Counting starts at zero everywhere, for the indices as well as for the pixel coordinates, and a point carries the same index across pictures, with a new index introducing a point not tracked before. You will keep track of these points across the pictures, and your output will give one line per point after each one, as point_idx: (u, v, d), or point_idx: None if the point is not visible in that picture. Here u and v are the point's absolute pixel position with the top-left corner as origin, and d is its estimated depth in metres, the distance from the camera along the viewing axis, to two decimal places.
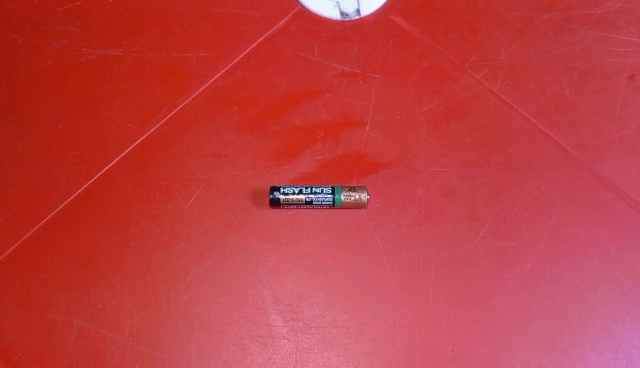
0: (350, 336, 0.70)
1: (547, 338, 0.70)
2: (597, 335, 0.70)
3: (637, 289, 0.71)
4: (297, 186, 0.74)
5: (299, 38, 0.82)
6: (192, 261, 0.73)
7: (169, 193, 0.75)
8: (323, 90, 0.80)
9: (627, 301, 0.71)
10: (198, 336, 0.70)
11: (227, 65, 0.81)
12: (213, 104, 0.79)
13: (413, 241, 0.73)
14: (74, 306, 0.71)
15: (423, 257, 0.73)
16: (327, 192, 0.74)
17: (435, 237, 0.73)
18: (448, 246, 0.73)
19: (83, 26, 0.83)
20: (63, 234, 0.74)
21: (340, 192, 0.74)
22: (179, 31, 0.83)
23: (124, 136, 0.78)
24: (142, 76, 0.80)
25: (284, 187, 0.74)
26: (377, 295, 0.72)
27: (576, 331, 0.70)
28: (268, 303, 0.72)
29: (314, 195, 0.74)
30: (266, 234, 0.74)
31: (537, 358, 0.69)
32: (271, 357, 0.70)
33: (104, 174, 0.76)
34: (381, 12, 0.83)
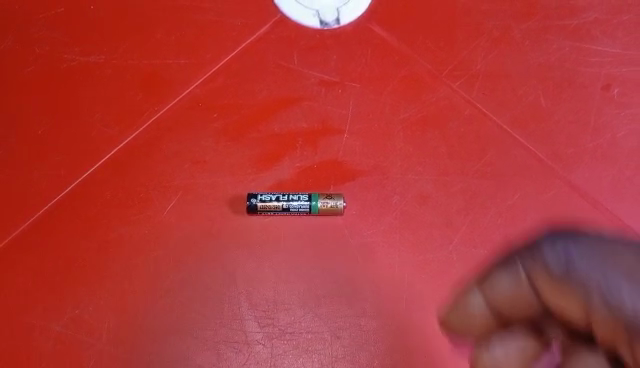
0: (325, 342, 0.71)
1: None
2: None
3: None
4: (274, 193, 0.76)
5: (279, 46, 0.83)
6: (169, 266, 0.74)
7: (148, 199, 0.76)
8: (302, 97, 0.80)
9: None
10: (174, 342, 0.71)
11: (207, 72, 0.82)
12: (193, 110, 0.80)
13: (388, 247, 0.74)
14: (52, 311, 0.72)
15: (398, 263, 0.74)
16: (305, 199, 0.75)
17: (409, 244, 0.74)
18: (423, 253, 0.74)
19: (66, 32, 0.84)
20: (42, 240, 0.74)
21: (317, 198, 0.75)
22: (161, 38, 0.83)
23: (105, 142, 0.78)
24: (123, 83, 0.81)
25: (262, 194, 0.76)
26: (351, 302, 0.73)
27: None
28: (244, 308, 0.73)
29: (292, 201, 0.75)
30: (243, 240, 0.75)
31: None
32: (246, 362, 0.71)
33: (84, 181, 0.77)
34: (360, 21, 0.84)
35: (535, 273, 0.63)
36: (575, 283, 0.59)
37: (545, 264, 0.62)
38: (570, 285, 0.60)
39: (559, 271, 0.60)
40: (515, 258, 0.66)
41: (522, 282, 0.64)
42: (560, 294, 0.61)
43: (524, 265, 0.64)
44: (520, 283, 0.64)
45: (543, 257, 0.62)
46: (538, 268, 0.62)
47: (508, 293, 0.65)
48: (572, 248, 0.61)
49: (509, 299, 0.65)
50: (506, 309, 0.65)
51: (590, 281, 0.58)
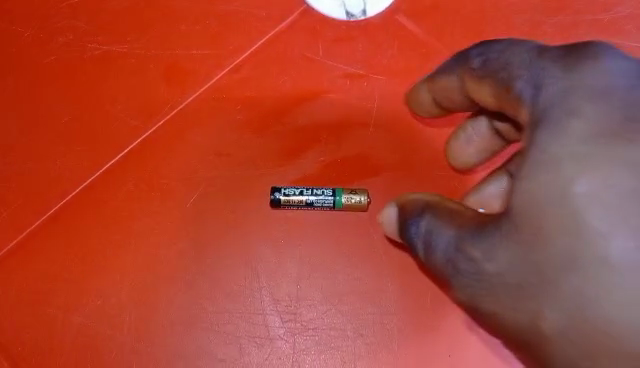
0: (347, 339, 0.72)
1: None
2: None
3: None
4: (298, 187, 0.74)
5: (304, 36, 0.81)
6: (192, 259, 0.74)
7: (170, 192, 0.76)
8: (327, 90, 0.79)
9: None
10: (197, 335, 0.72)
11: (231, 63, 0.80)
12: (216, 102, 0.79)
13: None
14: (74, 302, 0.73)
15: None
16: (330, 194, 0.74)
17: None
18: None
19: (89, 20, 0.82)
20: (66, 232, 0.75)
21: (341, 194, 0.74)
22: (184, 27, 0.82)
23: (127, 133, 0.77)
24: (145, 72, 0.80)
25: (286, 187, 0.74)
26: (374, 300, 0.73)
27: None
28: (267, 303, 0.73)
29: (317, 195, 0.74)
30: (265, 234, 0.74)
31: None
32: (269, 357, 0.72)
33: (107, 172, 0.76)
34: (387, 13, 0.82)
35: (458, 71, 0.66)
36: (498, 71, 0.60)
37: (475, 59, 0.63)
38: (480, 72, 0.62)
39: (501, 66, 0.59)
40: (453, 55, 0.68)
41: (450, 81, 0.67)
42: (468, 83, 0.64)
43: (458, 58, 0.66)
44: (451, 77, 0.67)
45: (473, 53, 0.64)
46: (474, 56, 0.64)
47: (447, 85, 0.68)
48: (501, 44, 0.62)
49: (445, 90, 0.69)
50: (448, 104, 0.71)
51: (500, 71, 0.59)
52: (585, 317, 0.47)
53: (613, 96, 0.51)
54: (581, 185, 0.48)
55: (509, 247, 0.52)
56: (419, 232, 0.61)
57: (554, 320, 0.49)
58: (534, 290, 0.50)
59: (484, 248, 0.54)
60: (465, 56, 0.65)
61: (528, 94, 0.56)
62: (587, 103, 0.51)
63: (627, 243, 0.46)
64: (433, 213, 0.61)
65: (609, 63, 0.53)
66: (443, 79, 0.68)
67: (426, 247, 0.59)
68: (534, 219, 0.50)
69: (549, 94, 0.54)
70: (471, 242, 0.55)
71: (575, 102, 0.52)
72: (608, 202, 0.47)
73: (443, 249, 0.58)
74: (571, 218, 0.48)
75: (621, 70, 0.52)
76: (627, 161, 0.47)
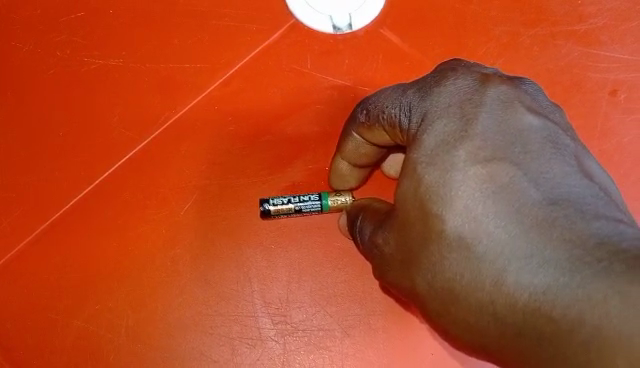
0: (335, 339, 0.75)
1: (572, 222, 0.49)
2: (529, 218, 0.51)
3: (540, 223, 0.50)
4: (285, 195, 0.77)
5: (292, 49, 0.84)
6: (186, 264, 0.77)
7: (164, 200, 0.79)
8: (314, 102, 0.83)
9: (497, 226, 0.52)
10: (192, 338, 0.76)
11: (222, 76, 0.83)
12: (208, 114, 0.82)
13: None
14: (73, 308, 0.77)
15: None
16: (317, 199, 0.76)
17: None
18: None
19: (86, 35, 0.85)
20: (67, 241, 0.78)
21: (327, 197, 0.76)
22: (177, 42, 0.84)
23: (122, 144, 0.81)
24: (139, 86, 0.83)
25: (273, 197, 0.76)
26: (361, 302, 0.76)
27: (559, 222, 0.50)
28: (258, 306, 0.76)
29: (305, 202, 0.76)
30: (257, 240, 0.78)
31: (564, 256, 0.48)
32: (260, 358, 0.75)
33: (106, 183, 0.79)
34: (372, 26, 0.85)
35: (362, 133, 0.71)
36: (379, 114, 0.67)
37: (366, 117, 0.70)
38: (371, 119, 0.68)
39: (384, 106, 0.66)
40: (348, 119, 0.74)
41: (360, 144, 0.73)
42: (372, 135, 0.70)
43: (353, 117, 0.72)
44: (358, 138, 0.72)
45: (362, 111, 0.70)
46: (363, 114, 0.70)
47: (357, 146, 0.73)
48: (387, 90, 0.68)
49: (358, 150, 0.73)
50: (368, 160, 0.75)
51: (381, 114, 0.66)
52: (437, 280, 0.55)
53: (454, 109, 0.57)
54: (429, 176, 0.55)
55: (393, 232, 0.59)
56: (355, 236, 0.69)
57: (422, 284, 0.56)
58: (412, 265, 0.57)
59: (386, 230, 0.61)
60: (357, 114, 0.71)
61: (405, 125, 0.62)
62: (434, 118, 0.58)
63: (460, 225, 0.53)
64: (365, 211, 0.69)
65: (454, 82, 0.59)
66: (351, 144, 0.73)
67: (359, 245, 0.68)
68: (401, 214, 0.57)
69: (415, 119, 0.60)
70: (378, 232, 0.62)
71: (428, 119, 0.58)
72: (441, 194, 0.54)
73: (367, 240, 0.65)
74: (419, 211, 0.55)
75: (465, 86, 0.59)
76: (455, 160, 0.54)
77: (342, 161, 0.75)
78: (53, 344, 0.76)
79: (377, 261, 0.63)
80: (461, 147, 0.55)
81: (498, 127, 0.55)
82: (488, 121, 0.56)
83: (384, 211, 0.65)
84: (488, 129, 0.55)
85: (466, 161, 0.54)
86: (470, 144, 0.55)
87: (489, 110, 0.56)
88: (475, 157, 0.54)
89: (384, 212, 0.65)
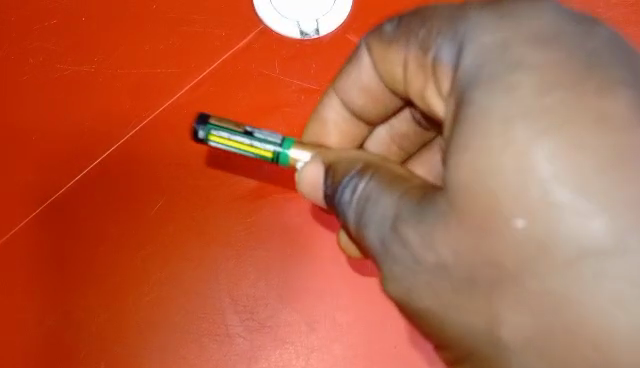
0: (301, 334, 0.79)
1: None
2: None
3: None
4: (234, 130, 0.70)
5: (261, 54, 0.87)
6: (154, 264, 0.80)
7: (134, 202, 0.81)
8: (283, 105, 0.86)
9: None
10: (161, 336, 0.78)
11: (193, 80, 0.85)
12: (179, 117, 0.84)
13: None
14: (46, 307, 0.79)
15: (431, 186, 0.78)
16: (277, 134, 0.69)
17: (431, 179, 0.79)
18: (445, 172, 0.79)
19: (59, 41, 0.86)
20: (42, 245, 0.80)
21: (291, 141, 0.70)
22: (149, 48, 0.86)
23: (94, 147, 0.83)
24: (111, 90, 0.85)
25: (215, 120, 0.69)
26: (325, 303, 0.79)
27: None
28: (227, 303, 0.79)
29: (259, 134, 0.68)
30: (225, 239, 0.80)
31: None
32: (228, 354, 0.78)
33: (79, 187, 0.81)
34: (339, 31, 0.87)
35: (381, 62, 0.66)
36: (418, 27, 0.60)
37: (394, 39, 0.63)
38: (403, 32, 0.62)
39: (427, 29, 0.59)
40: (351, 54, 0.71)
41: (366, 86, 0.70)
42: (392, 72, 0.65)
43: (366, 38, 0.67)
44: (366, 79, 0.70)
45: (388, 25, 0.64)
46: (388, 30, 0.64)
47: (355, 91, 0.71)
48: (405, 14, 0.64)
49: (359, 88, 0.71)
50: (364, 112, 0.74)
51: (421, 30, 0.60)
52: (567, 300, 0.45)
53: (556, 40, 0.50)
54: (554, 142, 0.46)
55: (452, 230, 0.50)
56: (351, 205, 0.59)
57: (520, 312, 0.47)
58: (505, 279, 0.48)
59: (422, 231, 0.52)
60: (375, 34, 0.66)
61: (452, 57, 0.56)
62: (530, 53, 0.50)
63: (604, 227, 0.45)
64: (375, 174, 0.59)
65: (545, 15, 0.52)
66: (351, 81, 0.71)
67: (365, 223, 0.57)
68: (486, 195, 0.48)
69: (473, 57, 0.53)
70: (406, 221, 0.54)
71: (522, 53, 0.50)
72: (584, 171, 0.45)
73: (378, 221, 0.56)
74: (547, 196, 0.46)
75: (560, 21, 0.51)
76: (599, 117, 0.46)
77: (335, 104, 0.75)
78: (32, 344, 0.79)
79: (387, 262, 0.55)
80: (584, 97, 0.47)
81: (632, 72, 0.48)
82: (621, 69, 0.48)
83: (393, 192, 0.57)
84: (624, 75, 0.48)
85: (617, 118, 0.46)
86: (614, 96, 0.47)
87: (600, 45, 0.50)
88: (626, 112, 0.46)
89: (395, 193, 0.57)
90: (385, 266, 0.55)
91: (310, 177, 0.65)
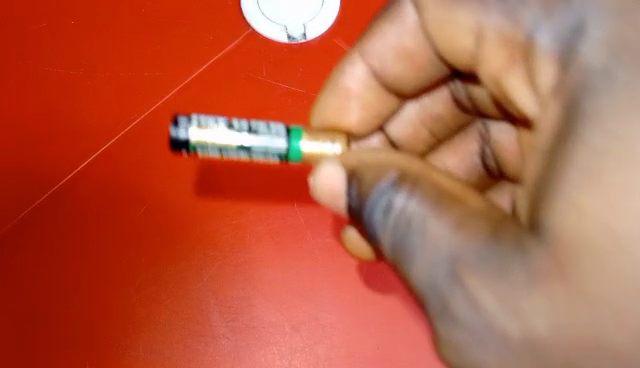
0: (285, 335, 0.80)
1: None
2: None
3: None
4: (229, 121, 0.66)
5: (249, 58, 0.88)
6: (141, 265, 0.81)
7: (123, 204, 0.82)
8: (270, 107, 0.86)
9: None
10: (147, 336, 0.79)
11: (181, 82, 0.86)
12: (167, 120, 0.85)
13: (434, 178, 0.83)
14: (32, 306, 0.80)
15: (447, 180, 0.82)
16: (273, 131, 0.67)
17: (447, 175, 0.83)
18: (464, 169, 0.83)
19: (48, 44, 0.87)
20: (30, 245, 0.81)
21: (294, 134, 0.67)
22: (138, 51, 0.87)
23: (83, 149, 0.84)
24: (100, 92, 0.85)
25: (204, 120, 0.66)
26: (306, 302, 0.81)
27: None
28: (213, 303, 0.80)
29: (256, 144, 0.66)
30: (212, 242, 0.82)
31: None
32: (213, 354, 0.79)
33: (67, 188, 0.82)
34: (326, 36, 0.89)
35: (428, 11, 0.69)
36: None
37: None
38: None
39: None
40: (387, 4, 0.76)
41: (401, 39, 0.74)
42: (442, 31, 0.69)
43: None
44: (404, 37, 0.74)
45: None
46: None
47: (386, 46, 0.75)
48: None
49: (393, 52, 0.75)
50: (385, 74, 0.77)
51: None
52: None
53: None
54: None
55: (559, 295, 0.49)
56: (386, 226, 0.58)
57: None
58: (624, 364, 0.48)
59: (501, 291, 0.51)
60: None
61: (553, 40, 0.58)
62: None
63: None
64: (415, 189, 0.58)
65: None
66: (385, 32, 0.75)
67: (404, 252, 0.56)
68: (614, 253, 0.48)
69: (596, 61, 0.53)
70: (472, 268, 0.52)
71: None
72: None
73: (430, 261, 0.55)
74: None
75: None
76: None
77: (359, 64, 0.78)
78: (19, 344, 0.79)
79: (442, 315, 0.54)
80: None
81: None
82: None
83: (438, 215, 0.55)
84: None
85: None
86: None
87: None
88: None
89: (444, 219, 0.55)
90: (434, 312, 0.54)
91: (327, 182, 0.64)
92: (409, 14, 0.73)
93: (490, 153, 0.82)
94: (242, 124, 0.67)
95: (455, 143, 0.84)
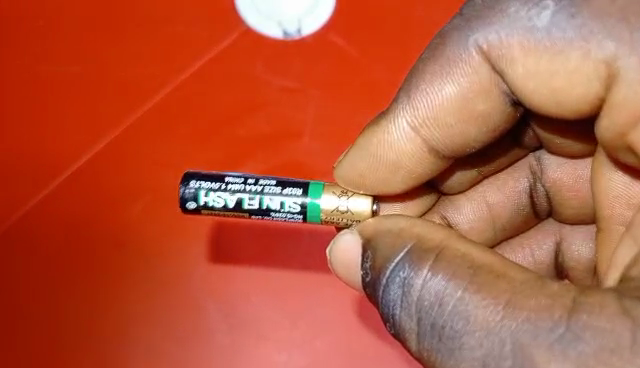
0: (284, 329, 0.80)
1: None
2: None
3: None
4: (238, 197, 0.65)
5: (243, 54, 0.88)
6: (137, 262, 0.81)
7: (118, 203, 0.83)
8: (266, 103, 0.86)
9: None
10: (144, 334, 0.80)
11: (176, 78, 0.87)
12: (162, 117, 0.85)
13: (479, 215, 0.78)
14: (31, 304, 0.81)
15: (492, 219, 0.78)
16: (288, 208, 0.65)
17: (491, 213, 0.78)
18: (510, 206, 0.79)
19: (44, 43, 0.88)
20: (28, 243, 0.82)
21: (310, 210, 0.65)
22: (132, 50, 0.88)
23: (79, 147, 0.84)
24: (96, 91, 0.86)
25: (210, 198, 0.65)
26: (302, 298, 0.81)
27: None
28: (209, 301, 0.81)
29: (271, 217, 0.66)
30: (204, 239, 0.82)
31: None
32: (210, 349, 0.80)
33: (64, 186, 0.84)
34: (321, 31, 0.89)
35: (519, 61, 0.61)
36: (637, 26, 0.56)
37: (544, 34, 0.59)
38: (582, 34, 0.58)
39: (629, 29, 0.56)
40: (425, 51, 0.67)
41: (461, 88, 0.65)
42: (548, 84, 0.61)
43: (466, 18, 0.64)
44: (469, 80, 0.65)
45: (510, 6, 0.61)
46: (512, 12, 0.61)
47: (442, 99, 0.66)
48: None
49: (455, 108, 0.66)
50: (439, 134, 0.67)
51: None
52: None
53: None
54: None
55: None
56: (409, 310, 0.56)
57: None
58: None
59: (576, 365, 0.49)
60: (486, 24, 0.62)
61: None
62: None
63: None
64: (436, 263, 0.57)
65: None
66: (440, 83, 0.65)
67: (443, 341, 0.54)
68: None
69: None
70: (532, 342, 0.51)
71: None
72: None
73: (482, 347, 0.52)
74: None
75: None
76: None
77: (407, 126, 0.67)
78: (19, 342, 0.80)
79: None
80: None
81: None
82: None
83: (471, 294, 0.54)
84: None
85: None
86: None
87: None
88: None
89: (484, 300, 0.53)
90: None
91: (344, 253, 0.62)
92: (474, 63, 0.64)
93: (542, 191, 0.78)
94: (254, 200, 0.65)
95: (501, 179, 0.79)
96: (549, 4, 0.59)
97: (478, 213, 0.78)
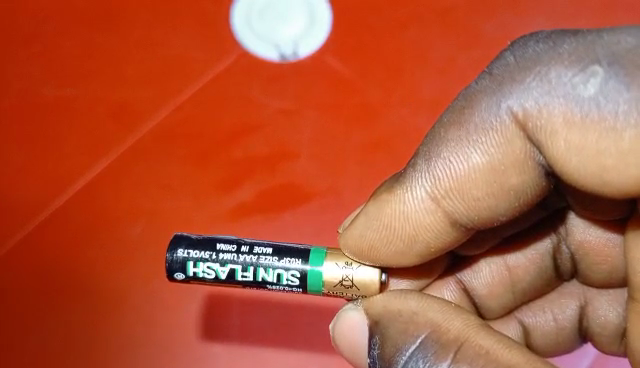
0: (280, 352, 0.80)
1: None
2: None
3: None
4: (230, 268, 0.64)
5: (239, 77, 0.89)
6: (134, 282, 0.81)
7: (115, 224, 0.83)
8: (261, 125, 0.87)
9: None
10: (142, 355, 0.79)
11: (173, 102, 0.88)
12: (160, 138, 0.86)
13: (495, 280, 0.77)
14: (26, 327, 0.79)
15: (511, 283, 0.77)
16: (286, 280, 0.64)
17: (510, 278, 0.77)
18: (530, 270, 0.76)
19: (43, 66, 0.89)
20: (24, 265, 0.81)
21: (308, 282, 0.64)
22: (130, 73, 0.89)
23: (77, 169, 0.85)
24: (94, 114, 0.87)
25: (200, 270, 0.63)
26: (298, 321, 0.81)
27: None
28: (207, 324, 0.80)
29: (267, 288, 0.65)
30: None
31: None
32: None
33: (60, 208, 0.83)
34: (315, 53, 0.90)
35: (561, 134, 0.54)
36: None
37: (587, 108, 0.52)
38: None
39: None
40: (448, 113, 0.62)
41: (491, 159, 0.60)
42: (596, 162, 0.53)
43: (498, 82, 0.58)
44: (501, 152, 0.59)
45: (550, 70, 0.54)
46: (554, 77, 0.54)
47: (470, 170, 0.61)
48: (543, 48, 0.55)
49: (484, 181, 0.61)
50: (465, 205, 0.63)
51: None
52: None
53: None
54: None
55: None
56: None
57: None
58: None
59: None
60: (523, 90, 0.56)
61: None
62: None
63: None
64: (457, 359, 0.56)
65: None
66: (466, 152, 0.60)
67: None
68: None
69: None
70: None
71: None
72: None
73: None
74: None
75: None
76: None
77: (428, 197, 0.63)
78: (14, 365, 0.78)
79: None
80: None
81: None
82: None
83: None
84: None
85: None
86: None
87: None
88: None
89: None
90: None
91: (348, 333, 0.63)
92: (508, 132, 0.58)
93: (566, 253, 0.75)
94: (248, 272, 0.63)
95: (523, 241, 0.77)
96: (598, 71, 0.52)
97: (496, 276, 0.77)
